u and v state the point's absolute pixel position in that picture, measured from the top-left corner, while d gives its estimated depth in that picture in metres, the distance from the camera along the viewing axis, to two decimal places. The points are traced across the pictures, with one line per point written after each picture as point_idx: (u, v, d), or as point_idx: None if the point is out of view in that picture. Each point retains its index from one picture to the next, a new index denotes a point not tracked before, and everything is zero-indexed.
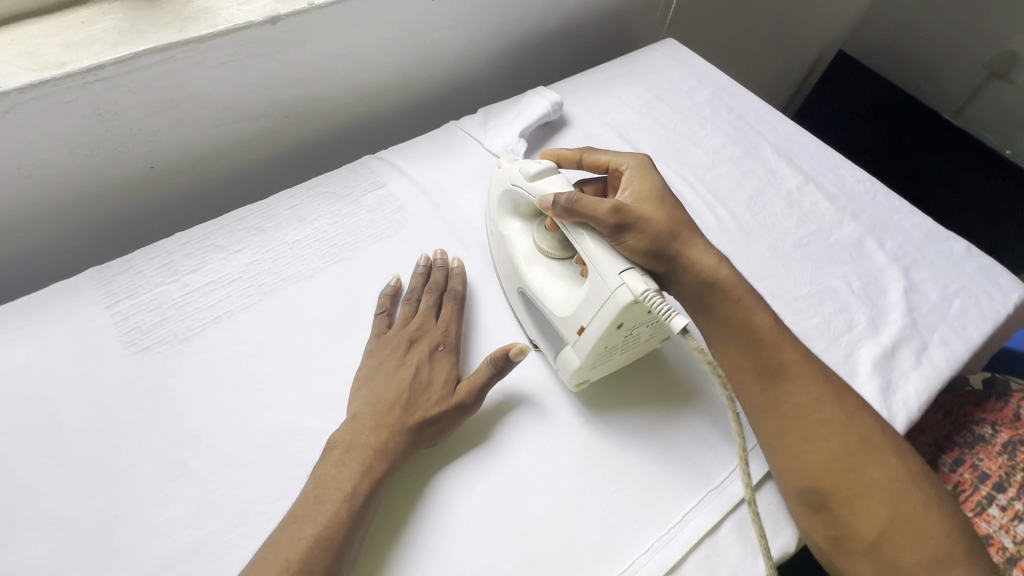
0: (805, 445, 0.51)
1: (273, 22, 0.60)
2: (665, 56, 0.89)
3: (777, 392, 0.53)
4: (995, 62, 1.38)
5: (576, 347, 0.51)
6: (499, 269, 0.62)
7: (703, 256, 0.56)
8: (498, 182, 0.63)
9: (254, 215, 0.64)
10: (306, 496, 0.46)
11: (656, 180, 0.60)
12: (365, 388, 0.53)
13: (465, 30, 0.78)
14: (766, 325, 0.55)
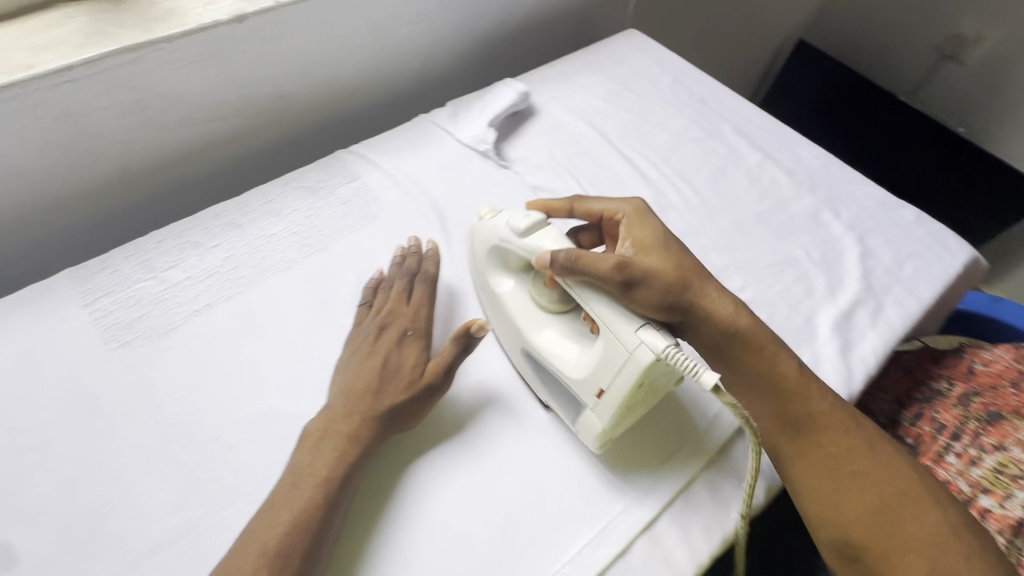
0: (838, 498, 0.49)
1: (239, 21, 0.61)
2: (628, 45, 0.92)
3: (805, 444, 0.51)
4: (946, 45, 1.44)
5: (597, 411, 0.49)
6: (496, 324, 0.60)
7: (720, 303, 0.53)
8: (483, 238, 0.59)
9: (231, 211, 0.65)
10: (283, 485, 0.47)
11: (656, 225, 0.57)
12: (341, 375, 0.54)
13: (430, 26, 0.79)
14: (791, 374, 0.53)
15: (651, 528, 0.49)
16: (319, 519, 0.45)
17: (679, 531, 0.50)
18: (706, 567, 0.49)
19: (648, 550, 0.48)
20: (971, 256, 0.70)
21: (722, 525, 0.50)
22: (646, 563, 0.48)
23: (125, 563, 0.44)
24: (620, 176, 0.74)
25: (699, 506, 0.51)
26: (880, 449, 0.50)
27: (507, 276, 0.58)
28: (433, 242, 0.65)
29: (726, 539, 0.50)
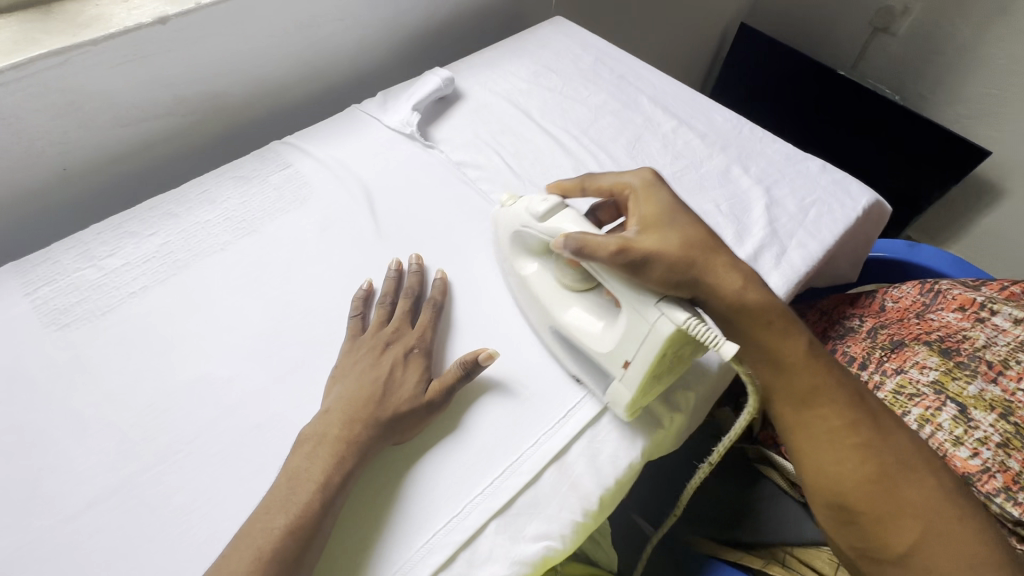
0: (838, 466, 0.52)
1: (162, 23, 0.66)
2: (552, 30, 0.97)
3: (810, 417, 0.54)
4: (876, 19, 1.51)
5: (625, 382, 0.51)
6: (523, 305, 0.62)
7: (731, 279, 0.54)
8: (505, 225, 0.62)
9: (168, 202, 0.69)
10: (279, 488, 0.47)
11: (664, 201, 0.57)
12: (340, 383, 0.54)
13: (357, 23, 0.84)
14: (798, 352, 0.54)
15: (562, 461, 0.53)
16: (311, 523, 0.45)
17: (588, 457, 0.53)
18: (613, 491, 0.52)
19: (558, 477, 0.52)
20: (871, 199, 0.75)
21: (631, 450, 0.54)
22: (553, 489, 0.51)
23: (60, 519, 0.47)
24: (541, 149, 0.79)
25: (609, 438, 0.54)
26: (886, 425, 0.53)
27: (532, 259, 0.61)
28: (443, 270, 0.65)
29: (631, 465, 0.53)
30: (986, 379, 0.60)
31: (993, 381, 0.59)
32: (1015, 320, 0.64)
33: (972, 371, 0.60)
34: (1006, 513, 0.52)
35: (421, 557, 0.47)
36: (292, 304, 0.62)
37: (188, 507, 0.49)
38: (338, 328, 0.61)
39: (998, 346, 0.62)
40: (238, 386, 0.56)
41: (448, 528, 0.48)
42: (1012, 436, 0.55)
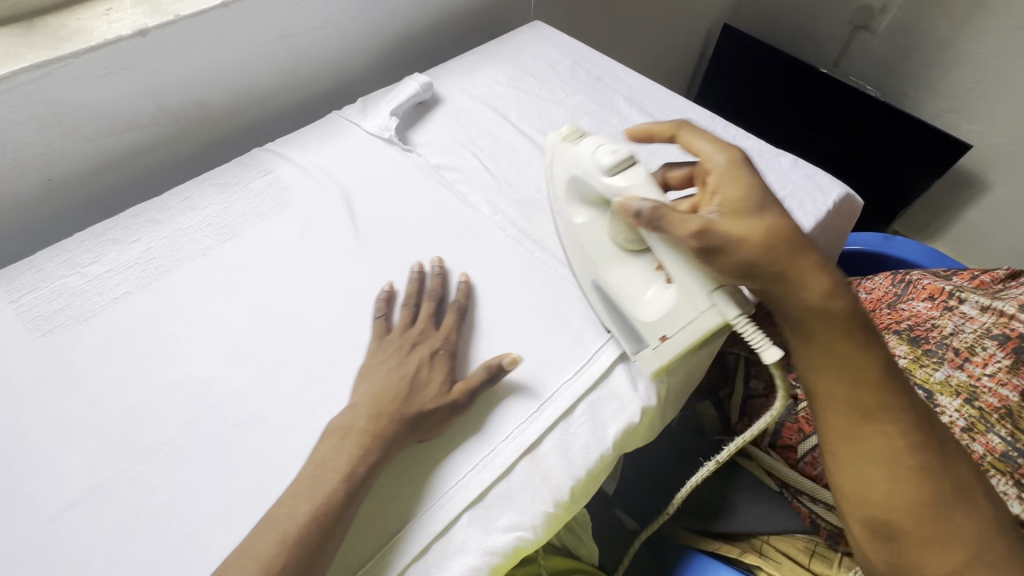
0: (888, 485, 0.49)
1: (141, 35, 0.68)
2: (531, 34, 0.99)
3: (869, 430, 0.50)
4: (856, 17, 1.52)
5: (657, 351, 0.56)
6: (567, 247, 0.66)
7: (813, 281, 0.50)
8: (569, 167, 0.64)
9: (151, 210, 0.70)
10: (306, 474, 0.48)
11: (752, 179, 0.54)
12: (368, 379, 0.55)
13: (336, 31, 0.86)
14: (871, 362, 0.50)
15: (534, 453, 0.54)
16: (340, 507, 0.46)
17: (560, 449, 0.54)
18: (584, 482, 0.53)
19: (530, 469, 0.53)
20: (841, 192, 0.76)
21: (602, 442, 0.55)
22: (525, 482, 0.52)
23: (42, 519, 0.49)
24: (518, 150, 0.80)
25: (581, 431, 0.55)
26: (944, 448, 0.50)
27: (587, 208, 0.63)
28: (466, 273, 0.66)
29: (603, 456, 0.54)
30: (953, 365, 0.61)
31: (959, 368, 0.60)
32: (982, 306, 0.65)
33: (939, 359, 0.62)
34: None
35: (396, 548, 0.48)
36: (271, 306, 0.63)
37: (168, 505, 0.50)
38: (316, 329, 0.62)
39: (965, 333, 0.63)
40: (217, 387, 0.57)
41: (424, 520, 0.49)
42: (976, 421, 0.56)
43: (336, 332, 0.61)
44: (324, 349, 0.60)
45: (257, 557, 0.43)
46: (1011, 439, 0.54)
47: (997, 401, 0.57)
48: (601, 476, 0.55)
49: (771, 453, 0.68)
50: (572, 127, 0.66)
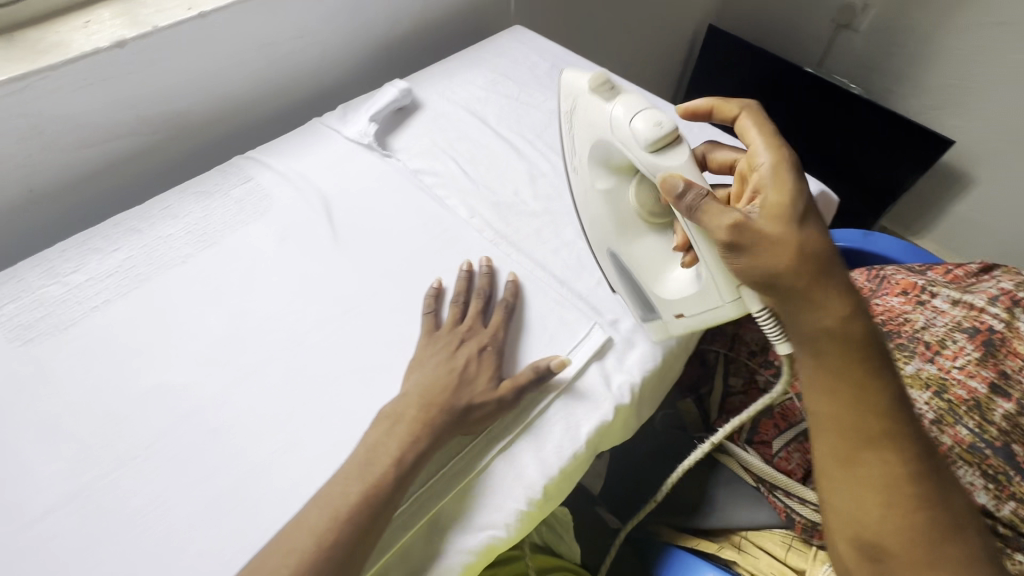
0: (884, 511, 0.45)
1: (119, 46, 0.69)
2: (510, 39, 1.00)
3: (872, 455, 0.46)
4: (839, 15, 1.51)
5: (671, 324, 0.59)
6: (583, 208, 0.64)
7: (828, 302, 0.46)
8: (597, 126, 0.58)
9: (132, 219, 0.71)
10: (357, 457, 0.50)
11: (802, 182, 0.49)
12: (418, 371, 0.56)
13: (316, 39, 0.87)
14: (877, 386, 0.46)
15: (508, 453, 0.54)
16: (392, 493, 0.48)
17: (534, 447, 0.55)
18: (558, 480, 0.54)
19: (504, 468, 0.53)
20: (815, 189, 0.77)
21: (575, 440, 0.56)
22: (498, 481, 0.53)
23: (20, 525, 0.49)
24: (496, 154, 0.81)
25: (553, 430, 0.56)
26: (944, 481, 0.46)
27: (611, 175, 0.61)
28: (512, 272, 0.67)
29: (576, 454, 0.55)
30: (923, 358, 0.61)
31: (930, 361, 0.61)
32: (953, 300, 0.65)
33: (911, 352, 0.62)
34: None
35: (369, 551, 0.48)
36: (249, 312, 0.64)
37: (144, 510, 0.51)
38: (294, 334, 0.62)
39: (936, 326, 0.64)
40: (195, 393, 0.58)
41: (400, 519, 0.50)
42: (945, 413, 0.57)
43: (313, 336, 0.62)
44: (301, 353, 0.61)
45: (310, 531, 0.45)
46: (978, 430, 0.55)
47: (966, 393, 0.57)
48: (575, 474, 0.56)
49: (747, 449, 0.68)
50: (599, 76, 0.59)
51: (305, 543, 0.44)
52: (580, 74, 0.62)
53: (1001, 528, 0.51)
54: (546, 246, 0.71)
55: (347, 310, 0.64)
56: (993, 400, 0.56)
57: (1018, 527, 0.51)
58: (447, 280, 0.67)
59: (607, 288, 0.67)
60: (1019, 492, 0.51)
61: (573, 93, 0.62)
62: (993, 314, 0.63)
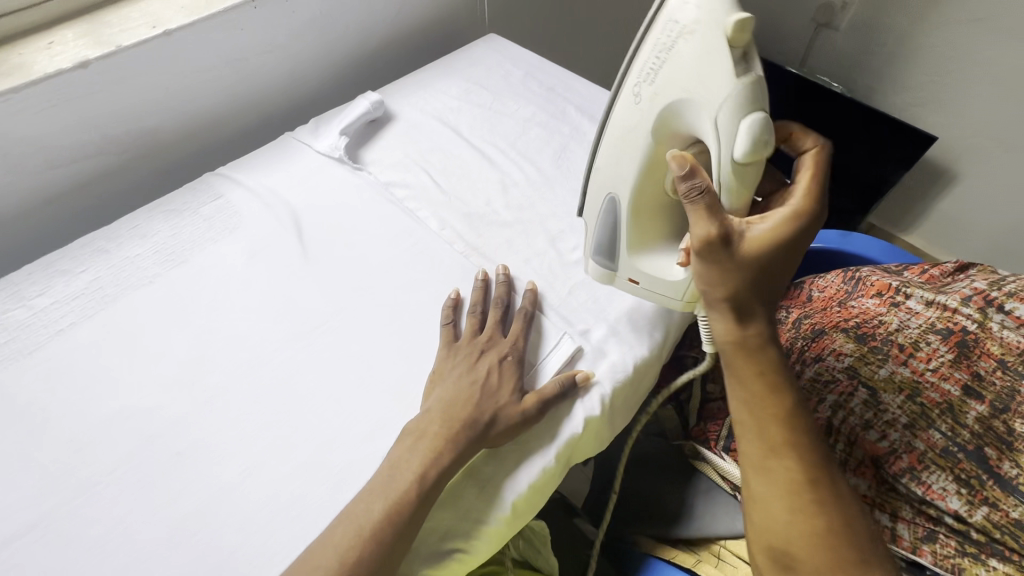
0: (790, 516, 0.49)
1: (83, 67, 0.68)
2: (484, 47, 0.99)
3: (777, 463, 0.50)
4: (817, 15, 1.51)
5: (620, 283, 0.63)
6: (614, 136, 0.56)
7: (739, 326, 0.53)
8: (707, 90, 0.50)
9: (99, 239, 0.70)
10: (381, 474, 0.49)
11: (805, 230, 0.53)
12: (440, 386, 0.55)
13: (286, 54, 0.87)
14: (781, 399, 0.52)
15: (475, 469, 0.54)
16: (414, 510, 0.47)
17: (502, 462, 0.54)
18: (528, 495, 0.53)
19: (473, 485, 0.53)
20: None
21: (544, 453, 0.55)
22: (465, 498, 0.52)
23: None
24: (468, 164, 0.81)
25: (523, 445, 0.55)
26: (842, 490, 0.50)
27: (670, 135, 0.54)
28: (532, 283, 0.67)
29: (546, 468, 0.54)
30: (897, 361, 0.61)
31: (904, 364, 0.60)
32: (927, 301, 0.65)
33: (885, 355, 0.62)
34: (911, 493, 0.53)
35: None
36: (216, 332, 0.63)
37: (105, 538, 0.50)
38: (261, 352, 0.62)
39: (910, 328, 0.63)
40: (159, 416, 0.57)
41: None
42: (918, 417, 0.56)
43: (282, 354, 0.61)
44: (268, 372, 0.60)
45: (338, 549, 0.44)
46: (951, 434, 0.54)
47: (939, 396, 0.57)
48: (546, 488, 0.55)
49: (725, 457, 0.68)
50: (745, 29, 0.48)
51: (330, 559, 0.44)
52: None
53: (973, 534, 0.50)
54: (517, 256, 0.70)
55: (315, 327, 0.64)
56: (966, 403, 0.56)
57: (991, 533, 0.49)
58: (417, 293, 0.66)
59: (580, 296, 0.67)
60: (992, 496, 0.50)
61: (701, 17, 0.49)
62: (965, 315, 0.62)
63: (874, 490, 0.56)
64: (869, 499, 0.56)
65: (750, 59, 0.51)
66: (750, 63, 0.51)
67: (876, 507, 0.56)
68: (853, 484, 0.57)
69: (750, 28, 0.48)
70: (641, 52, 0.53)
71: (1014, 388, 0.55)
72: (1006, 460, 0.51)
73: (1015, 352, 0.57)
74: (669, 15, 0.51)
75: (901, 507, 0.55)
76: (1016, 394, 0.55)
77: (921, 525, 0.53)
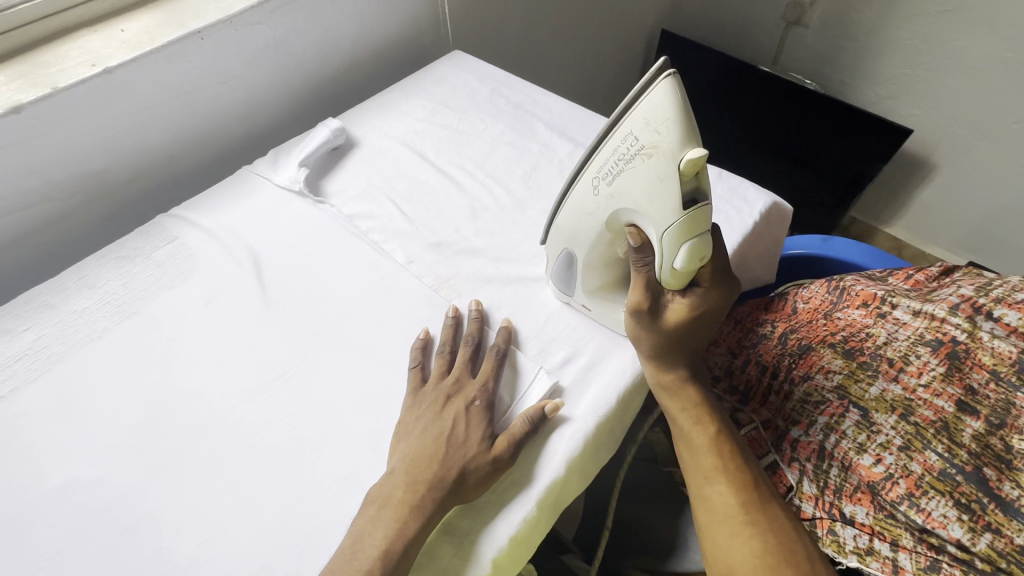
0: (730, 541, 0.52)
1: (16, 112, 0.64)
2: (449, 65, 0.96)
3: (712, 489, 0.54)
4: (788, 13, 1.48)
5: (574, 305, 0.65)
6: (573, 209, 0.59)
7: (664, 371, 0.58)
8: (653, 212, 0.51)
9: (44, 292, 0.65)
10: (343, 551, 0.46)
11: (717, 299, 0.57)
12: (404, 442, 0.52)
13: (240, 83, 0.83)
14: (706, 434, 0.57)
15: (451, 526, 0.50)
16: None
17: (478, 517, 0.51)
18: (508, 551, 0.49)
19: (449, 543, 0.49)
20: (768, 201, 0.74)
21: (523, 503, 0.51)
22: (440, 560, 0.49)
23: None
24: (436, 190, 0.77)
25: (502, 494, 0.52)
26: (779, 512, 0.53)
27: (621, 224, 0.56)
28: (506, 317, 0.64)
29: (527, 519, 0.51)
30: (887, 378, 0.58)
31: (894, 380, 0.58)
32: (914, 311, 0.62)
33: (874, 371, 0.59)
34: (911, 521, 0.51)
35: None
36: (171, 387, 0.59)
37: None
38: (219, 409, 0.58)
39: (899, 341, 0.61)
40: (110, 487, 0.53)
41: None
42: (912, 438, 0.54)
43: (241, 410, 0.58)
44: (227, 431, 0.56)
45: None
46: (948, 455, 0.52)
47: (933, 414, 0.55)
48: (529, 539, 0.51)
49: None
50: (699, 164, 0.47)
51: None
52: (683, 129, 0.47)
53: (979, 563, 0.47)
54: (490, 287, 0.67)
55: (277, 376, 0.60)
56: (962, 420, 0.54)
57: (997, 562, 0.47)
58: (385, 332, 0.63)
59: (556, 324, 0.64)
60: (995, 522, 0.48)
61: (659, 144, 0.49)
62: (954, 324, 0.59)
63: (872, 517, 0.53)
64: (867, 528, 0.53)
65: (705, 185, 0.50)
66: (706, 184, 0.51)
67: (876, 536, 0.52)
68: (849, 511, 0.54)
69: (703, 163, 0.47)
70: (603, 152, 0.54)
71: (1009, 401, 0.53)
72: (1006, 481, 0.49)
73: (1008, 363, 0.55)
74: (631, 129, 0.51)
75: (902, 535, 0.51)
76: (1012, 408, 0.53)
77: (923, 555, 0.50)
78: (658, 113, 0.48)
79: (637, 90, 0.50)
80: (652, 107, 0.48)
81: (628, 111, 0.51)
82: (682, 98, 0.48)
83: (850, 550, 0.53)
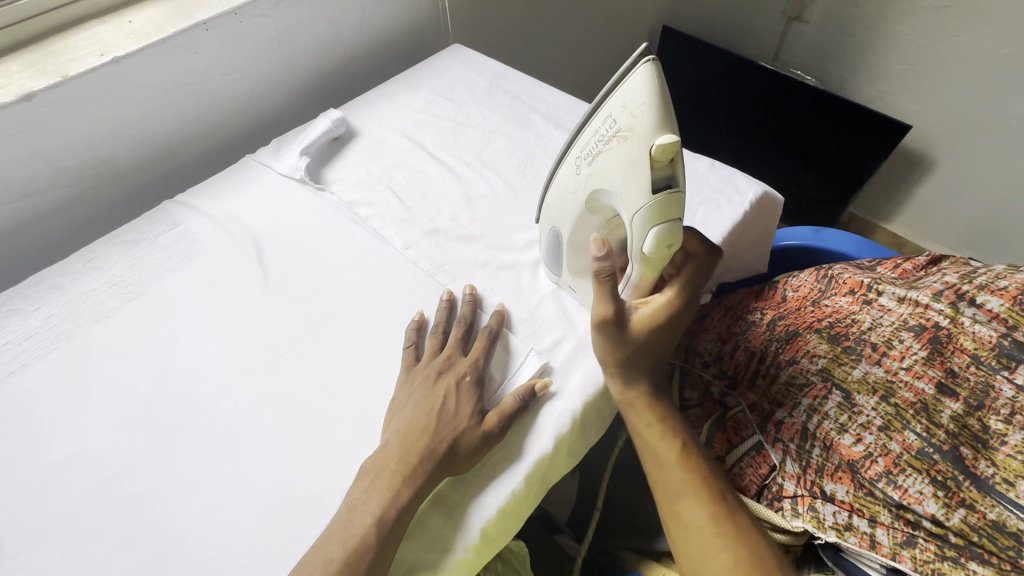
0: (704, 554, 0.53)
1: (27, 99, 0.66)
2: (449, 58, 0.98)
3: (682, 504, 0.55)
4: (788, 8, 1.48)
5: (560, 282, 0.67)
6: (560, 187, 0.61)
7: (629, 388, 0.58)
8: (626, 194, 0.52)
9: (54, 274, 0.67)
10: (340, 517, 0.48)
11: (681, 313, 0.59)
12: (397, 417, 0.54)
13: (244, 73, 0.85)
14: (672, 447, 0.58)
15: (443, 496, 0.52)
16: (368, 553, 0.46)
17: (469, 488, 0.53)
18: (496, 522, 0.51)
19: (439, 513, 0.51)
20: (759, 191, 0.75)
21: (512, 476, 0.53)
22: (433, 528, 0.51)
23: None
24: (433, 179, 0.79)
25: (492, 467, 0.54)
26: (750, 523, 0.54)
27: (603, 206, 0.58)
28: (500, 302, 0.66)
29: (514, 492, 0.52)
30: (870, 361, 0.60)
31: (877, 363, 0.59)
32: (900, 298, 0.63)
33: (858, 355, 0.61)
34: (888, 497, 0.53)
35: None
36: (175, 365, 0.62)
37: None
38: (219, 386, 0.60)
39: (883, 326, 0.62)
40: (116, 458, 0.55)
41: None
42: (893, 418, 0.56)
43: (241, 387, 0.60)
44: (228, 406, 0.58)
45: None
46: (926, 435, 0.54)
47: (913, 396, 0.56)
48: (518, 511, 0.53)
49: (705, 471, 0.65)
50: (669, 151, 0.48)
51: None
52: (657, 114, 0.49)
53: (952, 537, 0.50)
54: (484, 271, 0.69)
55: (276, 355, 0.62)
56: (941, 401, 0.55)
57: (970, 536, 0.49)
58: (381, 314, 0.65)
59: (548, 307, 0.66)
60: (969, 498, 0.50)
61: (633, 127, 0.50)
62: (937, 310, 0.60)
63: (852, 495, 0.55)
64: (847, 505, 0.55)
65: (678, 171, 0.51)
66: (680, 171, 0.51)
67: (855, 512, 0.54)
68: (830, 489, 0.56)
69: (673, 151, 0.48)
70: (587, 133, 0.56)
71: (988, 383, 0.54)
72: (981, 459, 0.51)
73: (988, 347, 0.56)
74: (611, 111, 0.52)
75: (880, 512, 0.53)
76: (991, 390, 0.54)
77: (900, 530, 0.52)
78: (635, 98, 0.49)
79: (620, 74, 0.52)
80: (630, 91, 0.50)
81: (612, 93, 0.53)
82: (661, 85, 0.49)
83: (830, 526, 0.54)
